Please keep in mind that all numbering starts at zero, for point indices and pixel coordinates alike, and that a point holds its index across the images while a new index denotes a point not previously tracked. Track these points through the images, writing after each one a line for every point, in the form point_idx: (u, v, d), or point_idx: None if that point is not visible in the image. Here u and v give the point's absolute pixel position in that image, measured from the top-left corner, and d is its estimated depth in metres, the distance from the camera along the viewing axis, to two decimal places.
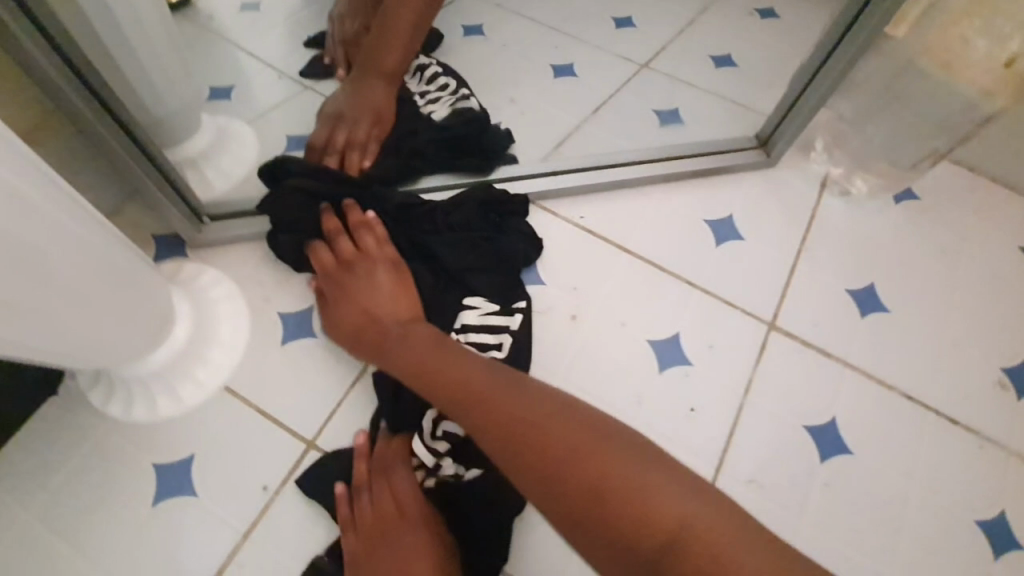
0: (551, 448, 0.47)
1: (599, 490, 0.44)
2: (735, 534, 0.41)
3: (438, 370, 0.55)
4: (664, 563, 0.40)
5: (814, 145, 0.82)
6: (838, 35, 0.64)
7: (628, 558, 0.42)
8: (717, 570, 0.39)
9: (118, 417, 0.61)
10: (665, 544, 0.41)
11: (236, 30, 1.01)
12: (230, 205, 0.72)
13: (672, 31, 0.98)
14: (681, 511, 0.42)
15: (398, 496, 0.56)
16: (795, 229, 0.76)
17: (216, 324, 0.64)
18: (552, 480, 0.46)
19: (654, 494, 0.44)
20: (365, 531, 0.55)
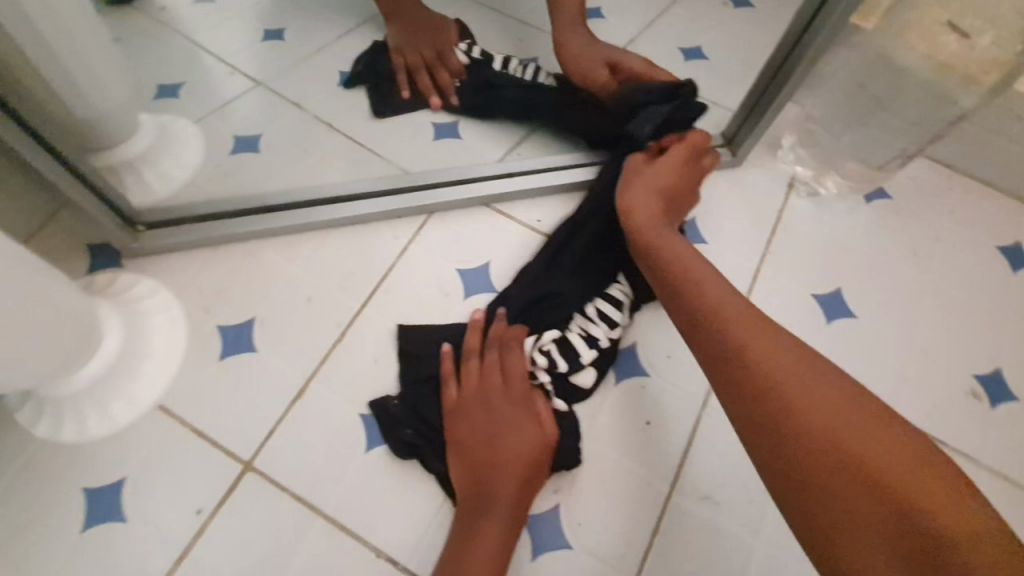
0: (731, 326, 0.45)
1: (795, 385, 0.40)
2: (933, 473, 0.34)
3: (683, 261, 0.53)
4: (839, 456, 0.36)
5: (783, 143, 0.80)
6: (804, 25, 0.60)
7: (794, 443, 0.38)
8: (894, 486, 0.33)
9: (48, 437, 0.59)
10: (842, 448, 0.36)
11: (188, 23, 0.97)
12: (169, 211, 0.69)
13: (641, 23, 0.94)
14: (850, 430, 0.37)
15: (512, 394, 0.59)
16: (762, 231, 0.73)
17: (150, 338, 0.61)
18: (741, 363, 0.43)
19: (844, 419, 0.37)
20: (461, 415, 0.58)
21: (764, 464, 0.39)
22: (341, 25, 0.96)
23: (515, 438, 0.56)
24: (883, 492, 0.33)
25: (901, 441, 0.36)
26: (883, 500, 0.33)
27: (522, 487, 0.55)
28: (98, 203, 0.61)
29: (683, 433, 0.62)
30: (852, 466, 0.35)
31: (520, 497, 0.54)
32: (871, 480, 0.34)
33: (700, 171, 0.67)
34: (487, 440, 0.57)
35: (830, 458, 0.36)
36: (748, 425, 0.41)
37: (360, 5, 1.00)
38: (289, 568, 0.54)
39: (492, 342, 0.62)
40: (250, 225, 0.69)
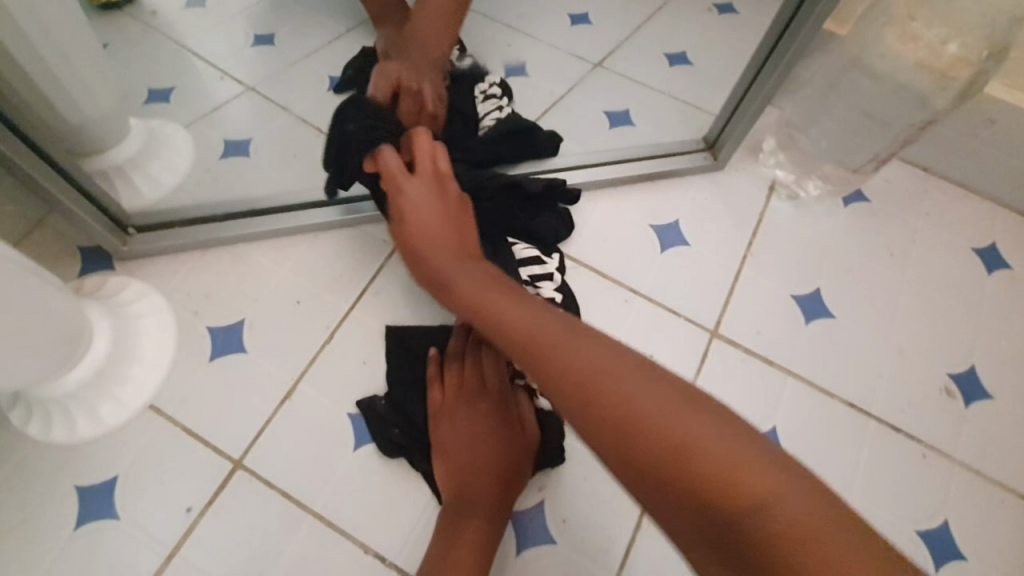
0: (555, 345, 0.41)
1: (631, 414, 0.35)
2: (807, 495, 0.31)
3: (491, 308, 0.46)
4: (713, 499, 0.31)
5: (764, 146, 0.81)
6: (779, 34, 0.63)
7: (659, 473, 0.33)
8: (777, 524, 0.29)
9: (38, 438, 0.59)
10: (708, 476, 0.32)
11: (179, 28, 0.98)
12: (160, 215, 0.70)
13: (627, 29, 0.96)
14: (717, 447, 0.32)
15: (491, 394, 0.60)
16: (742, 233, 0.75)
17: (140, 339, 0.62)
18: (596, 396, 0.37)
19: (697, 429, 0.33)
20: (443, 416, 0.59)
21: (646, 502, 0.35)
22: (331, 30, 0.98)
23: (499, 438, 0.57)
24: (766, 533, 0.29)
25: (771, 456, 0.32)
26: (767, 539, 0.29)
27: (502, 485, 0.55)
28: (88, 206, 0.62)
29: None
30: (690, 495, 0.32)
31: (502, 496, 0.55)
32: (734, 520, 0.30)
33: (464, 202, 0.58)
34: (471, 441, 0.57)
35: (683, 491, 0.32)
36: (615, 465, 0.36)
37: (350, 10, 1.01)
38: (277, 565, 0.55)
39: (475, 346, 0.63)
40: (240, 229, 0.70)
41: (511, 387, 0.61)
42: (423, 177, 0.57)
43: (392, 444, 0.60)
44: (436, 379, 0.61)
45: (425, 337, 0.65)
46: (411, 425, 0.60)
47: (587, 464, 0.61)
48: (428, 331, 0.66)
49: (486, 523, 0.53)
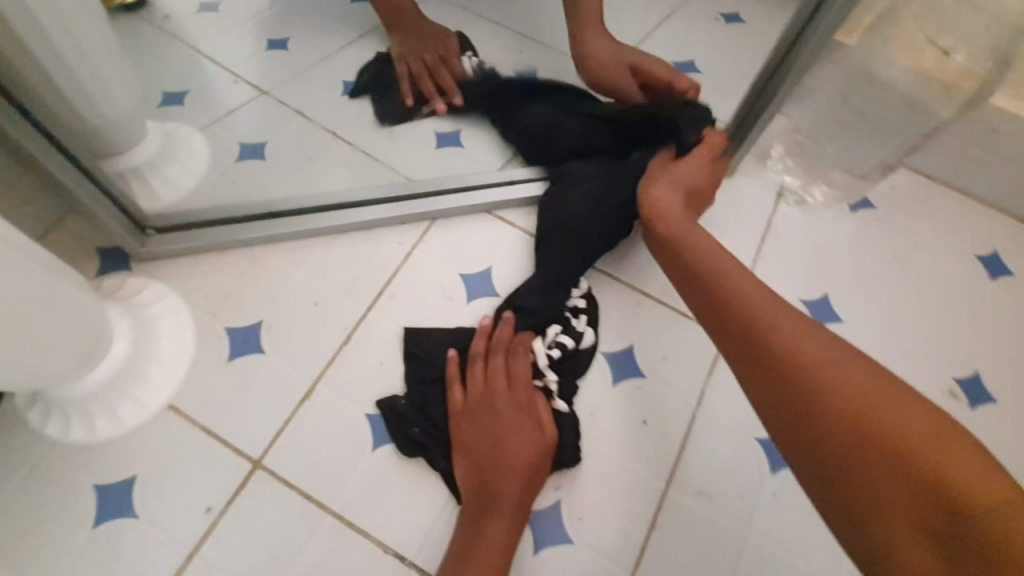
0: (746, 310, 0.49)
1: (819, 381, 0.42)
2: (969, 447, 0.35)
3: (724, 279, 0.52)
4: (866, 440, 0.38)
5: (772, 153, 0.82)
6: (790, 43, 0.63)
7: (827, 424, 0.40)
8: (935, 469, 0.34)
9: (57, 437, 0.60)
10: (868, 425, 0.38)
11: (192, 32, 0.99)
12: (178, 217, 0.71)
13: (636, 37, 0.97)
14: (907, 421, 0.37)
15: (517, 394, 0.61)
16: (752, 238, 0.76)
17: (160, 340, 0.63)
18: (787, 352, 0.44)
19: (882, 399, 0.39)
20: (467, 415, 0.60)
21: (781, 444, 0.43)
22: (344, 36, 0.99)
23: (517, 440, 0.58)
24: (910, 472, 0.35)
25: (937, 420, 0.37)
26: (917, 481, 0.34)
27: (526, 484, 0.56)
28: (107, 207, 0.63)
29: (678, 431, 0.64)
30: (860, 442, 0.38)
31: (526, 494, 0.56)
32: (892, 460, 0.36)
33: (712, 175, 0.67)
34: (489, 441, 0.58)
35: (825, 448, 0.39)
36: (771, 402, 0.44)
37: (362, 16, 1.02)
38: (297, 564, 0.56)
39: (497, 347, 0.64)
40: (257, 231, 0.71)
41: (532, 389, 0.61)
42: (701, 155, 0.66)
43: (409, 445, 0.60)
44: (457, 378, 0.63)
45: (442, 339, 0.66)
46: (429, 426, 0.61)
47: (602, 465, 0.62)
48: (445, 334, 0.66)
49: (510, 521, 0.55)
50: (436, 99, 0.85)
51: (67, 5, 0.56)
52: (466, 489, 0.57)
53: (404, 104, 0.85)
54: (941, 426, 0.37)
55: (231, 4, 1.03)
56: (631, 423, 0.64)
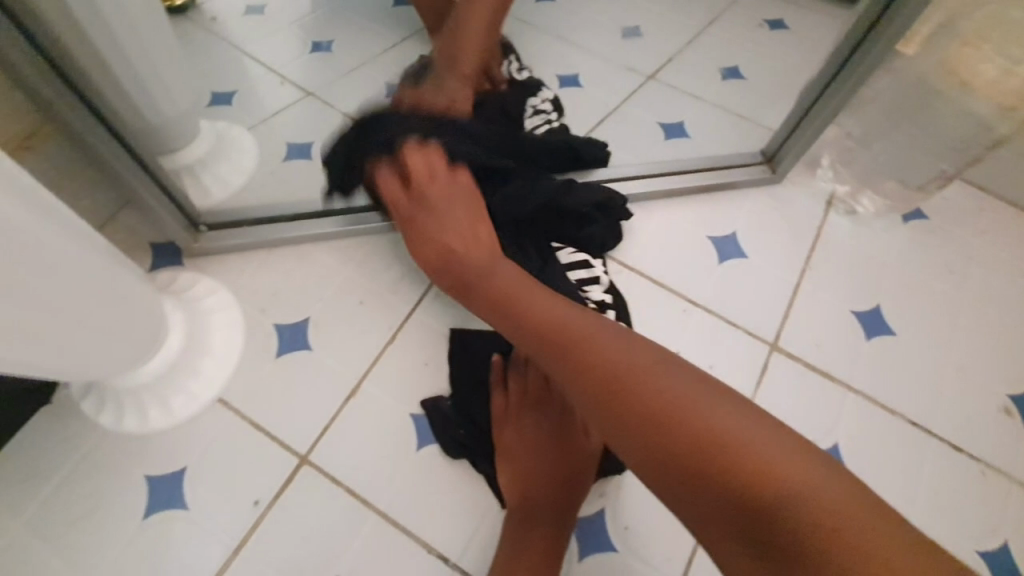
0: (574, 335, 0.49)
1: (624, 375, 0.44)
2: (793, 480, 0.35)
3: (517, 294, 0.54)
4: (724, 473, 0.36)
5: (821, 162, 0.81)
6: (849, 52, 0.63)
7: (658, 440, 0.40)
8: (784, 491, 0.34)
9: (109, 427, 0.61)
10: (733, 471, 0.36)
11: (239, 34, 1.01)
12: (228, 213, 0.72)
13: (678, 42, 0.97)
14: (755, 434, 0.37)
15: (558, 401, 0.61)
16: (799, 247, 0.75)
17: (211, 334, 0.64)
18: (627, 393, 0.43)
19: (722, 418, 0.39)
20: (510, 421, 0.60)
21: (633, 461, 0.41)
22: (386, 39, 1.00)
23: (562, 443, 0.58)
24: (775, 498, 0.34)
25: (790, 442, 0.37)
26: (803, 524, 0.33)
27: (570, 491, 0.56)
28: (164, 202, 0.64)
29: None
30: (676, 455, 0.39)
31: (570, 502, 0.56)
32: (754, 506, 0.34)
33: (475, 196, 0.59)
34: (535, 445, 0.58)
35: (682, 455, 0.38)
36: (636, 456, 0.41)
37: (404, 19, 1.04)
38: (340, 561, 0.56)
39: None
40: (305, 229, 0.71)
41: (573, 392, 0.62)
42: (443, 185, 0.58)
43: (454, 446, 0.60)
44: (498, 382, 0.63)
45: (486, 342, 0.66)
46: (473, 428, 0.61)
47: None
48: (489, 336, 0.66)
49: (555, 528, 0.54)
50: None
51: (134, 6, 0.57)
52: (509, 495, 0.57)
53: None
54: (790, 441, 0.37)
55: (277, 7, 1.05)
56: None
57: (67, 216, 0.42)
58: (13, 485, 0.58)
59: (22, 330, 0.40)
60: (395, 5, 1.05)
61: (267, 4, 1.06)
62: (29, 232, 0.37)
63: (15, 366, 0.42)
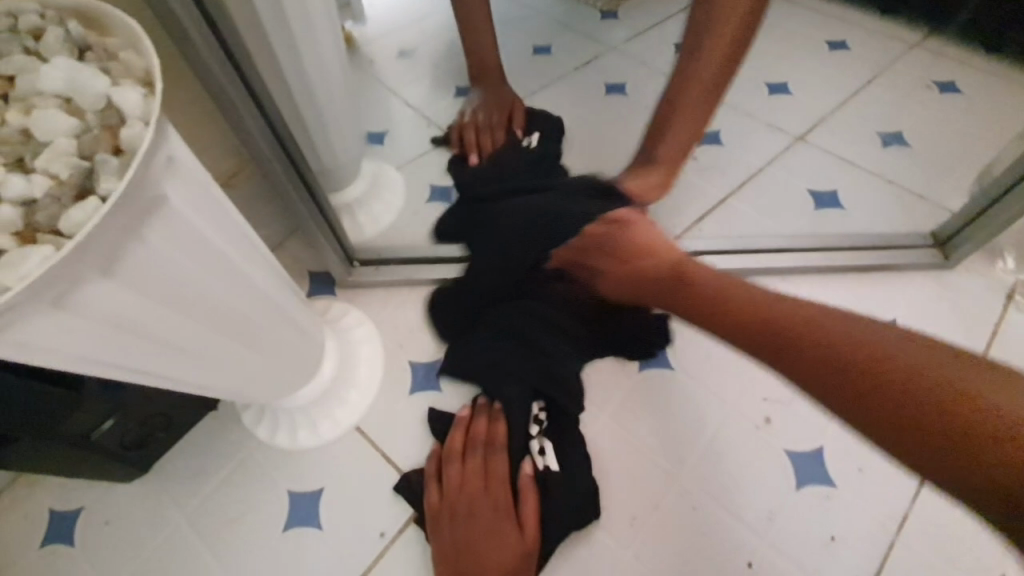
0: (771, 317, 0.50)
1: (809, 321, 0.48)
2: (924, 361, 0.43)
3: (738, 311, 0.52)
4: (903, 387, 0.42)
5: (1004, 250, 0.72)
6: None
7: (836, 380, 0.45)
8: (922, 393, 0.41)
9: (263, 439, 0.67)
10: (890, 376, 0.43)
11: (391, 77, 1.09)
12: (379, 250, 0.78)
13: (832, 101, 0.92)
14: (903, 349, 0.44)
15: (491, 493, 0.58)
16: (972, 344, 0.67)
17: (357, 363, 0.69)
18: (818, 337, 0.47)
19: (895, 346, 0.44)
20: (441, 527, 0.57)
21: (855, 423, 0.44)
22: (527, 85, 1.03)
23: (498, 542, 0.55)
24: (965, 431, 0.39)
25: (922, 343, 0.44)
26: (954, 401, 0.40)
27: None
28: (326, 237, 0.71)
29: (872, 559, 0.57)
30: (854, 381, 0.44)
31: None
32: (960, 419, 0.39)
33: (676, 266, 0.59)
34: (472, 545, 0.55)
35: (874, 387, 0.43)
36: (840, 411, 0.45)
37: (545, 65, 1.07)
38: None
39: (476, 442, 0.61)
40: (444, 272, 0.75)
41: (509, 488, 0.59)
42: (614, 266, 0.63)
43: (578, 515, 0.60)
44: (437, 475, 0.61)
45: (619, 419, 0.65)
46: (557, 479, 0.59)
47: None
48: (616, 410, 0.65)
49: None
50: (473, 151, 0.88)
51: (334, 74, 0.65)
52: None
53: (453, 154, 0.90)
54: (929, 347, 0.44)
55: (427, 52, 1.14)
56: (814, 537, 0.58)
57: (276, 265, 0.48)
58: (182, 478, 0.66)
59: (233, 367, 0.46)
60: (535, 51, 1.09)
61: (417, 50, 1.14)
62: (255, 282, 0.43)
63: (213, 390, 0.48)
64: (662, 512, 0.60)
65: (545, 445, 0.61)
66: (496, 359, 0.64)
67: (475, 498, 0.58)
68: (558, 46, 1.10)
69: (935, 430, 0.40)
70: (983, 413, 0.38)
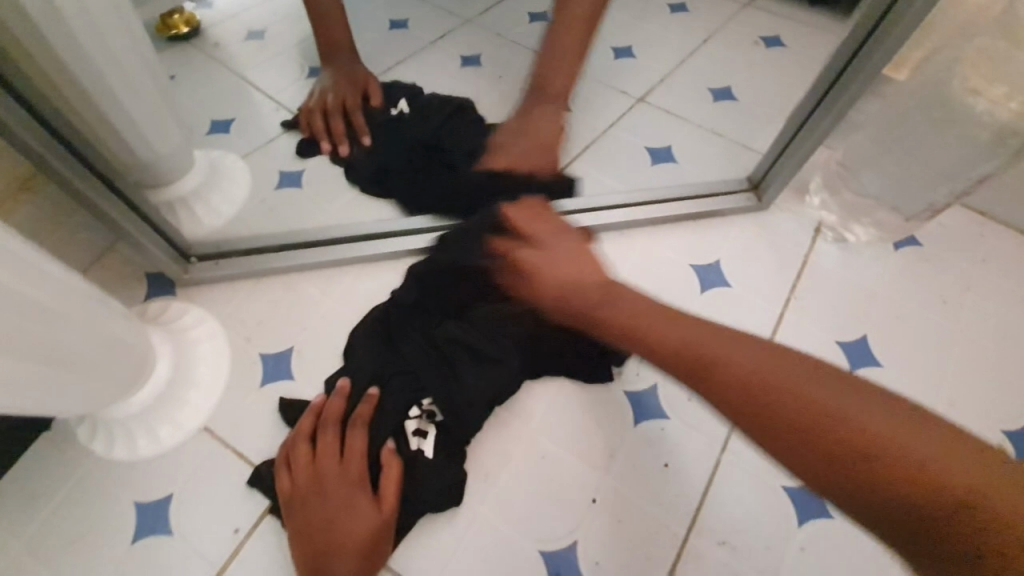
0: (765, 376, 0.43)
1: (740, 375, 0.44)
2: (866, 410, 0.39)
3: (660, 337, 0.49)
4: (846, 457, 0.38)
5: (811, 187, 0.80)
6: (818, 99, 0.64)
7: (799, 447, 0.40)
8: (900, 464, 0.36)
9: (101, 453, 0.63)
10: (863, 441, 0.38)
11: (238, 60, 1.03)
12: (219, 244, 0.74)
13: (671, 62, 0.96)
14: (892, 426, 0.38)
15: (346, 469, 0.57)
16: (784, 277, 0.74)
17: (197, 364, 0.66)
18: (726, 382, 0.44)
19: (789, 373, 0.43)
20: (295, 507, 0.56)
21: (797, 467, 0.41)
22: (381, 62, 1.01)
23: (353, 514, 0.55)
24: (909, 484, 0.35)
25: (813, 367, 0.43)
26: (890, 469, 0.36)
27: (364, 551, 0.54)
28: (152, 237, 0.66)
29: (701, 476, 0.63)
30: (819, 445, 0.39)
31: (366, 560, 0.54)
32: (920, 505, 0.35)
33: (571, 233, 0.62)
34: (325, 520, 0.55)
35: (822, 445, 0.39)
36: (801, 468, 0.41)
37: (400, 41, 1.05)
38: None
39: (328, 421, 0.60)
40: (291, 259, 0.73)
41: (367, 461, 0.59)
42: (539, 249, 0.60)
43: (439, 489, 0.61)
44: (285, 463, 0.59)
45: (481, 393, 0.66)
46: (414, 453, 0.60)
47: (616, 507, 0.61)
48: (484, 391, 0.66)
49: None
50: (324, 138, 0.85)
51: (134, 68, 0.61)
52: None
53: (306, 138, 0.87)
54: (865, 400, 0.40)
55: (276, 32, 1.08)
56: (650, 466, 0.63)
57: (56, 273, 0.45)
58: (12, 507, 0.61)
59: (25, 387, 0.43)
60: (390, 27, 1.07)
61: (266, 30, 1.09)
62: (23, 292, 0.41)
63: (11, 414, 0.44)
64: (513, 465, 0.63)
65: (428, 428, 0.62)
66: (404, 372, 0.63)
67: (327, 474, 0.57)
68: (413, 21, 1.08)
69: (919, 507, 0.35)
70: (952, 490, 0.34)
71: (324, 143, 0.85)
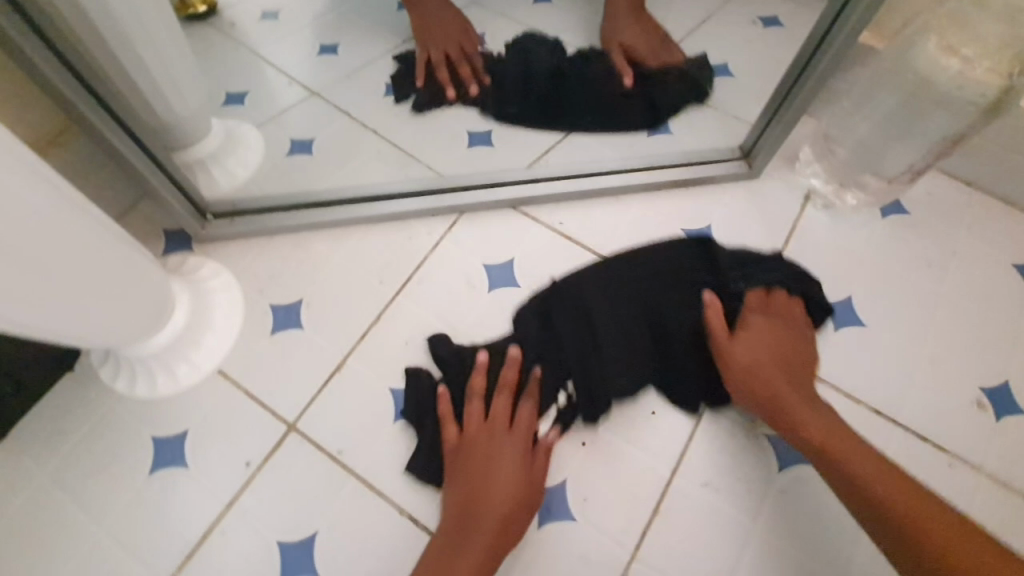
0: (865, 476, 0.51)
1: (871, 483, 0.51)
2: (937, 521, 0.47)
3: (828, 440, 0.55)
4: (925, 554, 0.45)
5: (802, 157, 0.82)
6: (806, 62, 0.66)
7: (892, 527, 0.48)
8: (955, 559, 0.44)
9: (124, 392, 0.67)
10: (929, 544, 0.46)
11: (253, 37, 1.07)
12: (234, 203, 0.78)
13: (670, 39, 0.99)
14: (971, 555, 0.44)
15: (515, 440, 0.60)
16: (774, 241, 0.77)
17: (213, 312, 0.70)
18: (863, 485, 0.51)
19: (885, 483, 0.51)
20: (459, 465, 0.60)
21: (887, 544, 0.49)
22: (390, 39, 1.05)
23: (503, 470, 0.58)
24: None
25: (899, 476, 0.51)
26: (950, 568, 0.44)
27: (516, 508, 0.57)
28: (172, 191, 0.70)
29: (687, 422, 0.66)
30: (909, 540, 0.47)
31: (519, 518, 0.57)
32: None
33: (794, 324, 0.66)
34: (480, 471, 0.58)
35: (912, 541, 0.47)
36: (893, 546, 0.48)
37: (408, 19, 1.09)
38: (321, 517, 0.61)
39: (504, 388, 0.63)
40: (301, 218, 0.77)
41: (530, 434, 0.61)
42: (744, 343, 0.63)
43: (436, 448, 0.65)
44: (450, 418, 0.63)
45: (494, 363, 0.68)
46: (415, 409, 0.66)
47: (605, 448, 0.64)
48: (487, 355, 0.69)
49: (491, 542, 0.54)
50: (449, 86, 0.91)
51: (156, 31, 0.65)
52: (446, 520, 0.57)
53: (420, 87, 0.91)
54: (949, 522, 0.47)
55: (289, 11, 1.12)
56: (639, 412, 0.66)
57: (87, 207, 0.49)
58: (41, 440, 0.66)
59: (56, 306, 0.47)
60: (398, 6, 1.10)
61: (279, 9, 1.12)
62: (59, 216, 0.44)
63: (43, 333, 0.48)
64: None
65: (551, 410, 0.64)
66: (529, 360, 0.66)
67: (498, 436, 0.60)
68: None
69: None
70: None
71: (451, 88, 0.90)
